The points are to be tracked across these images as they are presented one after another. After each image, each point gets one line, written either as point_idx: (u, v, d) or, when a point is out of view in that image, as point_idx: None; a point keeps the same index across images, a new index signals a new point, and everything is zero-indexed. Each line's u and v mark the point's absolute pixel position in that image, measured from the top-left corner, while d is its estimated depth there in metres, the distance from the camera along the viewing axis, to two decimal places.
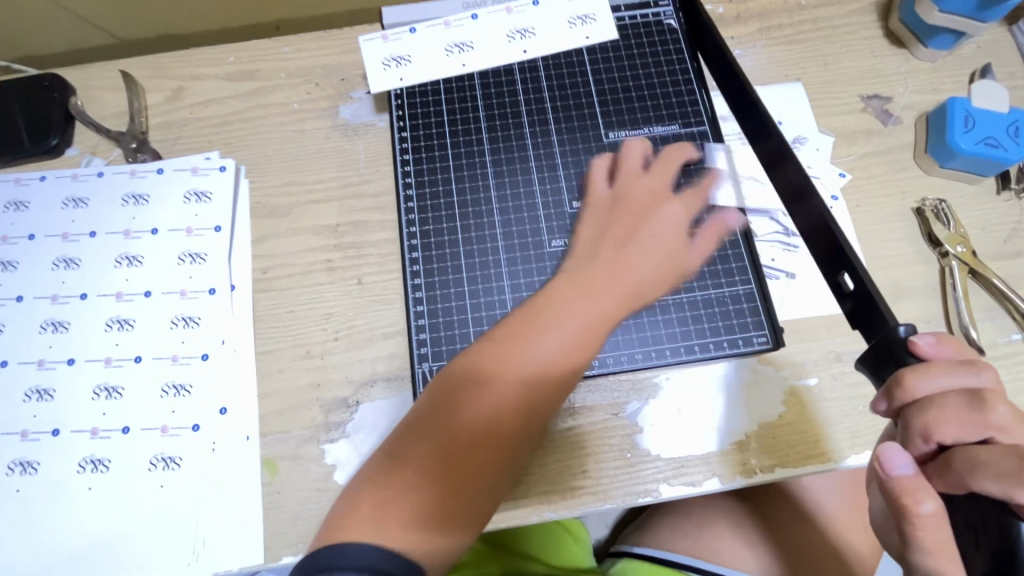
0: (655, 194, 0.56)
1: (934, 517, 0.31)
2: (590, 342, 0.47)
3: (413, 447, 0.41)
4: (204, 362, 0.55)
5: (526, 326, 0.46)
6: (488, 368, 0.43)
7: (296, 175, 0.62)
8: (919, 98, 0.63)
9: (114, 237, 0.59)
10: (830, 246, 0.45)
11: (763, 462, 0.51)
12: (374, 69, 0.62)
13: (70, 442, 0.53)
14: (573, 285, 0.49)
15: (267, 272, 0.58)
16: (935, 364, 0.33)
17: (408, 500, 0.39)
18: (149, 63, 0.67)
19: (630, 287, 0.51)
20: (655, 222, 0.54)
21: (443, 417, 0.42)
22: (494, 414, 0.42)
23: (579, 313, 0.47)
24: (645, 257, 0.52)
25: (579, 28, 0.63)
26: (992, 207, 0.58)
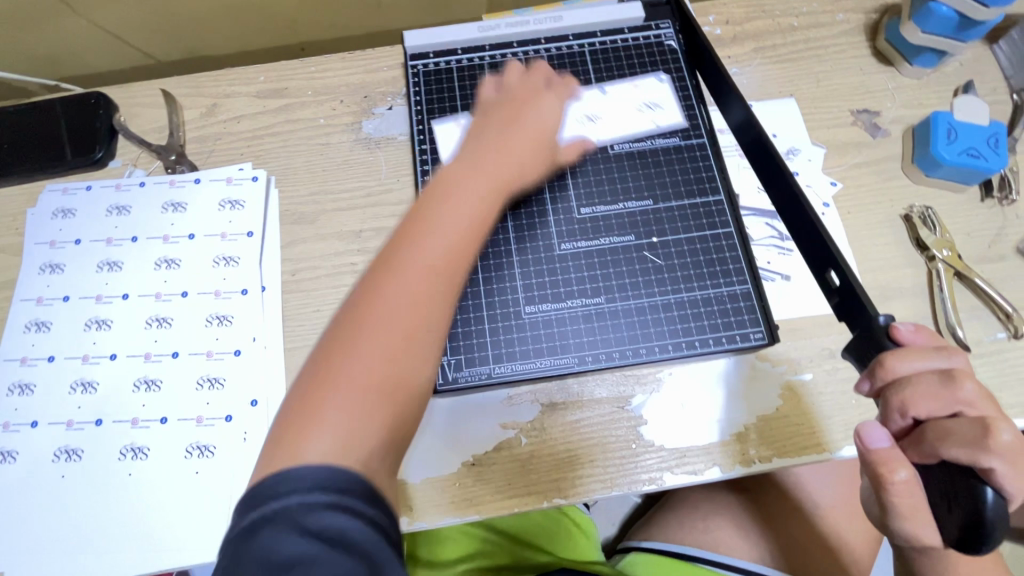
0: (534, 90, 0.57)
1: (907, 483, 0.35)
2: (484, 218, 0.45)
3: (328, 361, 0.38)
4: (237, 358, 0.59)
5: (410, 225, 0.43)
6: (383, 274, 0.41)
7: (323, 185, 0.67)
8: (906, 112, 0.67)
9: (154, 242, 0.64)
10: (817, 245, 0.48)
11: (762, 452, 0.54)
12: (448, 151, 0.65)
13: (112, 431, 0.57)
14: (459, 171, 0.47)
15: (295, 275, 0.63)
16: (913, 348, 0.36)
17: (339, 415, 0.37)
18: (186, 82, 0.72)
19: (514, 168, 0.50)
20: (537, 112, 0.55)
21: (351, 325, 0.40)
22: (403, 316, 0.40)
23: (462, 196, 0.45)
24: (524, 142, 0.52)
25: (647, 115, 0.65)
26: (976, 214, 0.62)
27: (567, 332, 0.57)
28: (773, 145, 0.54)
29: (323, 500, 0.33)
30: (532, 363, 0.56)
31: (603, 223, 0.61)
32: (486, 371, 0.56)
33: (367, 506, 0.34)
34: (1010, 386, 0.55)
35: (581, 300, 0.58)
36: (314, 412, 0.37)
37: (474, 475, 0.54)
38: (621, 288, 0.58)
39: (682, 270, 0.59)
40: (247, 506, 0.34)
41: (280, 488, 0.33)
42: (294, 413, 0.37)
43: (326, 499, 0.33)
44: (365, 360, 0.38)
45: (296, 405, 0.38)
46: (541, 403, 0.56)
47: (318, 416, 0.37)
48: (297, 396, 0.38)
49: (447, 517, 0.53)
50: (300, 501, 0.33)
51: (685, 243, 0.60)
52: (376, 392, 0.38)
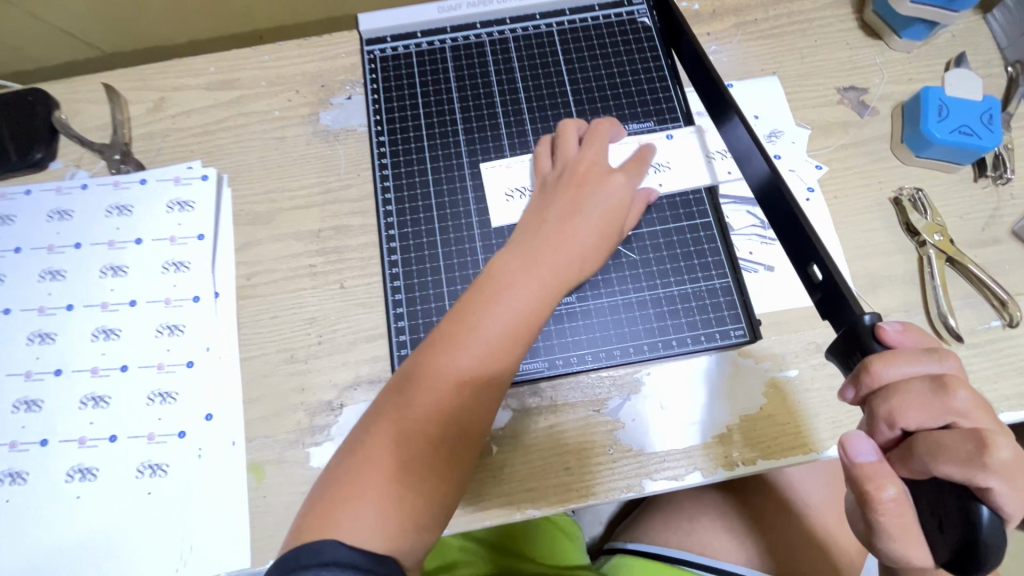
0: (601, 166, 0.52)
1: (895, 501, 0.32)
2: (530, 326, 0.45)
3: (374, 438, 0.40)
4: (189, 370, 0.56)
5: (463, 321, 0.44)
6: (431, 370, 0.42)
7: (278, 181, 0.63)
8: (895, 88, 0.63)
9: (99, 248, 0.60)
10: (796, 234, 0.45)
11: (746, 454, 0.51)
12: (510, 212, 0.58)
13: (58, 452, 0.54)
14: (513, 266, 0.46)
15: (250, 278, 0.59)
16: (900, 352, 0.33)
17: (364, 510, 0.38)
18: (130, 75, 0.68)
19: (566, 265, 0.48)
20: (598, 195, 0.50)
21: (399, 412, 0.41)
22: (443, 414, 0.41)
23: (513, 300, 0.44)
24: (579, 237, 0.49)
25: (721, 162, 0.58)
26: (969, 194, 0.59)
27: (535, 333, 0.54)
28: (752, 129, 0.50)
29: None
30: None
31: None
32: None
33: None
34: (1005, 377, 0.52)
35: None
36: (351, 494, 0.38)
37: None
38: (593, 286, 0.55)
39: (658, 265, 0.56)
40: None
41: (306, 560, 0.34)
42: (331, 490, 0.39)
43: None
44: (405, 451, 0.40)
45: (336, 474, 0.40)
46: (513, 409, 0.53)
47: (355, 498, 0.38)
48: (338, 470, 0.40)
49: None
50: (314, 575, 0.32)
51: (660, 236, 0.57)
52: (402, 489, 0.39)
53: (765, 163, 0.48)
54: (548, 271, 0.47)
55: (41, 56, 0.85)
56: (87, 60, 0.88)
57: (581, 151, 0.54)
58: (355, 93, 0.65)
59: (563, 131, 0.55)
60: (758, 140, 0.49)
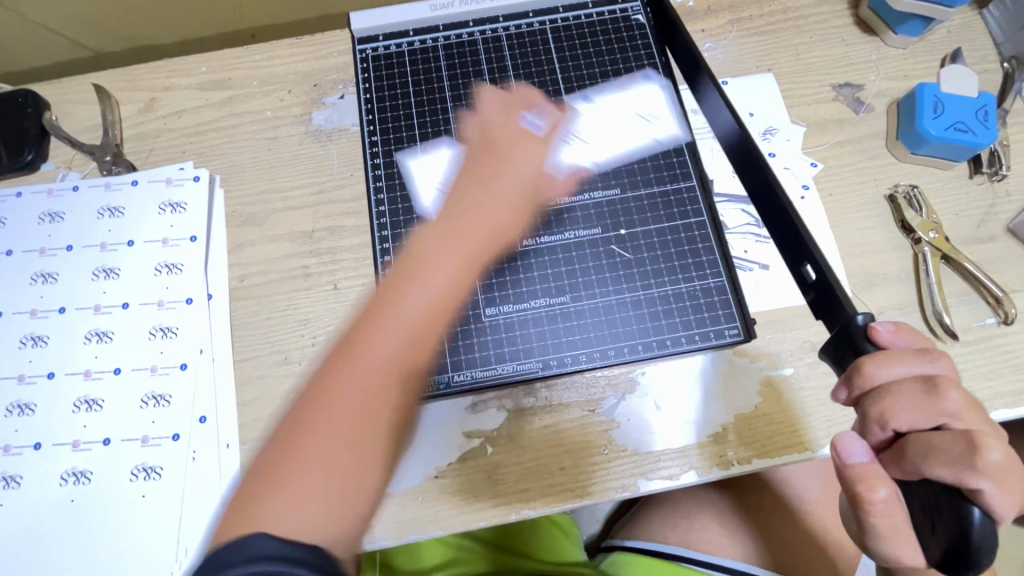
0: (514, 129, 0.49)
1: (887, 503, 0.32)
2: (452, 303, 0.40)
3: (283, 448, 0.36)
4: (183, 372, 0.56)
5: (375, 306, 0.39)
6: (340, 371, 0.37)
7: (271, 182, 0.62)
8: (890, 85, 0.63)
9: (91, 251, 0.59)
10: (789, 233, 0.45)
11: (741, 453, 0.51)
12: (425, 185, 0.59)
13: (52, 455, 0.54)
14: (429, 241, 0.41)
15: (243, 280, 0.59)
16: (891, 353, 0.33)
17: (283, 518, 0.33)
18: (120, 75, 0.67)
19: (489, 231, 0.43)
20: (513, 159, 0.46)
21: (306, 417, 0.37)
22: (355, 415, 0.36)
23: (429, 278, 0.40)
24: (500, 201, 0.44)
25: (643, 125, 0.59)
26: (965, 191, 0.58)
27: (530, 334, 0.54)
28: (743, 124, 0.50)
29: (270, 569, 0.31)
30: (494, 369, 0.53)
31: (567, 214, 0.57)
32: (445, 380, 0.53)
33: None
34: (1000, 374, 0.52)
35: (545, 299, 0.55)
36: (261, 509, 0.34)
37: (439, 488, 0.51)
38: (587, 285, 0.55)
39: (652, 264, 0.56)
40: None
41: (230, 558, 0.31)
42: (246, 493, 0.35)
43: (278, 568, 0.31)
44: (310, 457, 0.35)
45: (248, 492, 0.35)
46: (507, 409, 0.53)
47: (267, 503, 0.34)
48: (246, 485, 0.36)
49: (410, 533, 0.50)
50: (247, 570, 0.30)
51: (655, 235, 0.56)
52: (320, 502, 0.34)
53: (758, 161, 0.47)
54: (469, 240, 0.42)
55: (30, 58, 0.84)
56: (77, 60, 0.87)
57: (497, 116, 0.51)
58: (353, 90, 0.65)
59: (485, 103, 0.53)
60: (751, 139, 0.49)
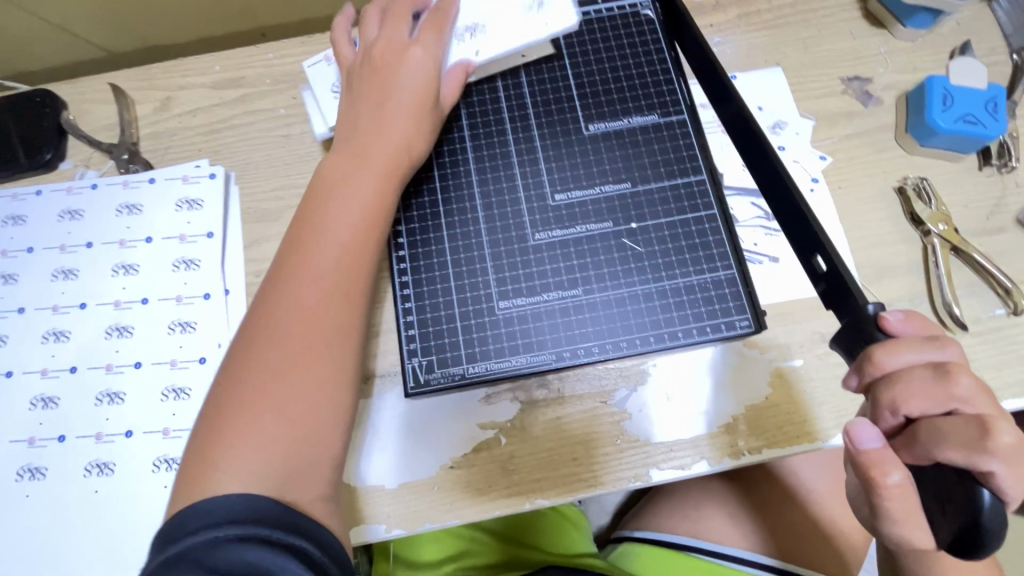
0: (396, 42, 0.55)
1: (901, 487, 0.32)
2: (378, 216, 0.49)
3: (235, 376, 0.43)
4: (202, 366, 0.57)
5: (300, 236, 0.47)
6: (274, 295, 0.45)
7: (286, 179, 0.63)
8: (899, 78, 0.63)
9: (109, 247, 0.60)
10: (800, 226, 0.45)
11: (751, 443, 0.52)
12: (326, 82, 0.62)
13: (76, 447, 0.55)
14: (336, 174, 0.50)
15: (260, 276, 0.60)
16: (903, 341, 0.34)
17: (246, 451, 0.40)
18: (136, 75, 0.68)
19: (393, 149, 0.52)
20: (402, 72, 0.54)
21: (249, 335, 0.45)
22: (298, 312, 0.44)
23: (346, 201, 0.48)
24: (398, 112, 0.53)
25: (537, 17, 0.58)
26: (974, 183, 0.59)
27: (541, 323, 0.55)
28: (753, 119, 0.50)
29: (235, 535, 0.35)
30: (508, 362, 0.54)
31: (578, 209, 0.58)
32: (460, 372, 0.54)
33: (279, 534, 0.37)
34: (1010, 364, 0.53)
35: (557, 291, 0.55)
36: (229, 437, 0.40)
37: (453, 478, 0.52)
38: (599, 278, 0.56)
39: (664, 257, 0.56)
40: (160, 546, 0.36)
41: (192, 525, 0.36)
42: (203, 437, 0.41)
43: (239, 533, 0.36)
44: (261, 359, 0.43)
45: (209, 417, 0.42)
46: (521, 401, 0.54)
47: (233, 437, 0.40)
48: (207, 413, 0.42)
49: (426, 522, 0.51)
50: (210, 537, 0.35)
51: (666, 228, 0.57)
52: (285, 423, 0.42)
53: (769, 157, 0.48)
54: (375, 166, 0.51)
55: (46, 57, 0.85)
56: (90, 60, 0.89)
57: (379, 32, 0.56)
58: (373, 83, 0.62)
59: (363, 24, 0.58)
60: (763, 135, 0.49)
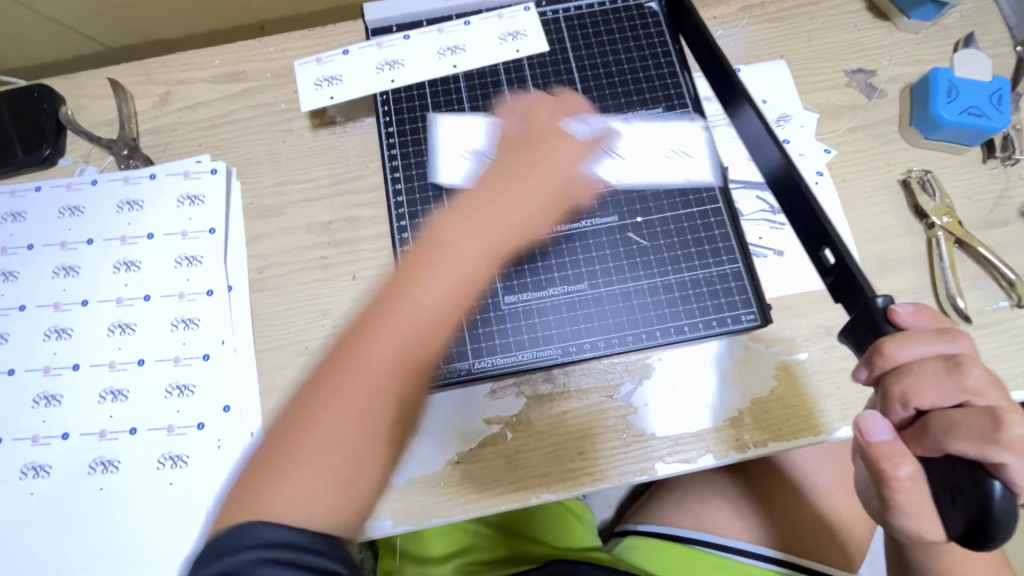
0: (549, 128, 0.49)
1: (912, 479, 0.32)
2: (469, 297, 0.42)
3: (284, 429, 0.38)
4: (205, 362, 0.56)
5: (396, 294, 0.41)
6: (355, 352, 0.39)
7: (288, 174, 0.63)
8: (903, 70, 0.63)
9: (111, 244, 0.60)
10: (810, 223, 0.45)
11: (757, 437, 0.52)
12: (366, 72, 0.62)
13: (80, 445, 0.55)
14: (448, 234, 0.43)
15: (263, 271, 0.59)
16: (914, 333, 0.34)
17: (280, 500, 0.36)
18: (135, 69, 0.67)
19: (513, 227, 0.45)
20: (545, 158, 0.47)
21: (310, 407, 0.38)
22: (371, 391, 0.38)
23: (448, 271, 0.42)
24: (527, 193, 0.46)
25: (510, 44, 0.63)
26: (978, 176, 0.59)
27: (558, 327, 0.55)
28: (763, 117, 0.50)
29: (270, 555, 0.34)
30: (514, 357, 0.54)
31: None
32: (466, 367, 0.54)
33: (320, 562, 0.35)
34: (1013, 356, 0.53)
35: (563, 286, 0.55)
36: (267, 488, 0.37)
37: (460, 473, 0.52)
38: (605, 273, 0.56)
39: (669, 251, 0.56)
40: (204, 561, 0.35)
41: (230, 545, 0.35)
42: (248, 482, 0.38)
43: (276, 555, 0.34)
44: (319, 434, 0.38)
45: (254, 470, 0.38)
46: (526, 396, 0.54)
47: (270, 490, 0.36)
48: (255, 465, 0.38)
49: (433, 517, 0.51)
50: (252, 555, 0.34)
51: (671, 223, 0.57)
52: (329, 493, 0.37)
53: (778, 151, 0.48)
54: (488, 241, 0.43)
55: (43, 52, 0.85)
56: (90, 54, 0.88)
57: (547, 117, 0.50)
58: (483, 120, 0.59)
59: (530, 100, 0.52)
60: (772, 129, 0.49)
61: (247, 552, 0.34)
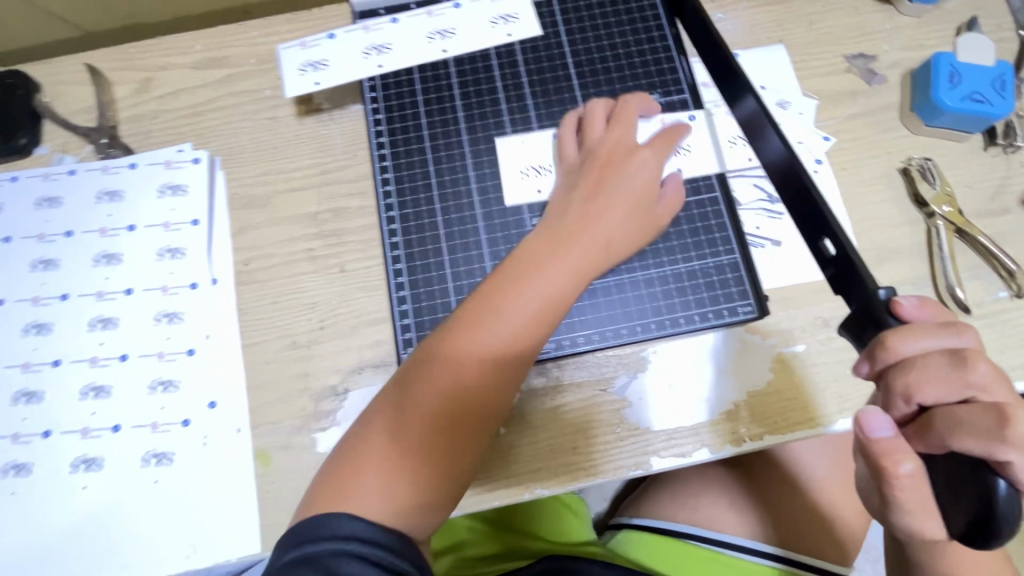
0: (622, 145, 0.52)
1: (912, 477, 0.32)
2: (554, 315, 0.46)
3: (382, 415, 0.44)
4: (190, 358, 0.55)
5: (488, 306, 0.45)
6: (444, 357, 0.44)
7: (273, 163, 0.61)
8: (905, 55, 0.61)
9: (91, 236, 0.58)
10: (805, 203, 0.44)
11: (753, 430, 0.51)
12: (353, 58, 0.59)
13: (62, 443, 0.53)
14: (535, 252, 0.48)
15: (248, 264, 0.58)
16: (916, 326, 0.33)
17: (372, 484, 0.41)
18: (113, 54, 0.65)
19: (597, 246, 0.48)
20: (624, 176, 0.51)
21: (405, 397, 0.44)
22: (463, 399, 0.44)
23: (539, 286, 0.46)
24: (615, 212, 0.49)
25: (502, 28, 0.60)
26: (980, 163, 0.58)
27: (573, 324, 0.53)
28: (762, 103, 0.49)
29: (351, 550, 0.37)
30: None
31: None
32: None
33: (396, 559, 0.38)
34: (1012, 347, 0.52)
35: None
36: (363, 469, 0.42)
37: None
38: None
39: (665, 242, 0.55)
40: (292, 542, 0.39)
41: (319, 532, 0.38)
42: (338, 466, 0.43)
43: (355, 550, 0.37)
44: (418, 425, 0.43)
45: (349, 449, 0.43)
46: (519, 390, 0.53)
47: (362, 475, 0.42)
48: (348, 448, 0.44)
49: None
50: (333, 547, 0.37)
51: None
52: (408, 482, 0.42)
53: (778, 139, 0.47)
54: (571, 261, 0.47)
55: (20, 37, 0.82)
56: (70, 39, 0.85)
57: (605, 131, 0.53)
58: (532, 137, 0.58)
59: (589, 111, 0.55)
60: (766, 108, 0.48)
61: (326, 542, 0.38)
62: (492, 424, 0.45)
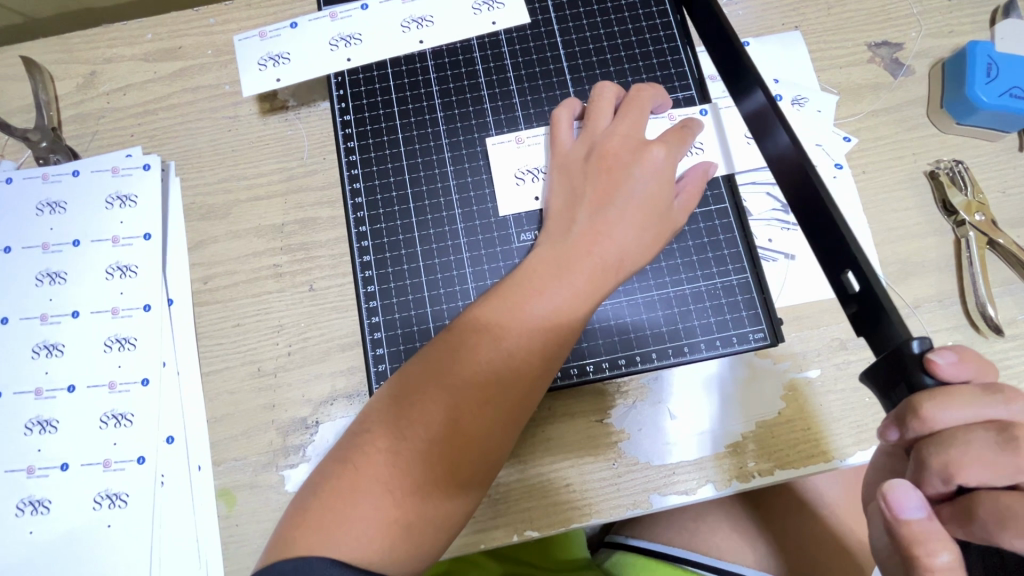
0: (632, 140, 0.45)
1: (952, 569, 0.30)
2: (561, 341, 0.41)
3: (363, 446, 0.38)
4: (145, 388, 0.50)
5: (488, 325, 0.40)
6: (434, 383, 0.39)
7: (234, 168, 0.55)
8: (933, 43, 0.55)
9: (31, 253, 0.52)
10: (818, 215, 0.39)
11: (763, 464, 0.47)
12: (317, 51, 0.53)
13: (5, 483, 0.48)
14: (541, 265, 0.42)
15: (207, 282, 0.52)
16: (953, 392, 0.31)
17: (351, 525, 0.36)
18: (54, 44, 0.58)
19: (609, 261, 0.42)
20: (636, 174, 0.44)
21: (390, 428, 0.38)
22: (457, 436, 0.38)
23: (543, 307, 0.40)
24: (630, 220, 0.43)
25: (485, 15, 0.54)
26: (1015, 165, 0.52)
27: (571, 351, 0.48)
28: (772, 94, 0.43)
29: None
30: None
31: None
32: None
33: None
34: None
35: None
36: (340, 508, 0.36)
37: None
38: None
39: (668, 260, 0.50)
40: None
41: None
42: (314, 503, 0.37)
43: None
44: (403, 459, 0.37)
45: (323, 483, 0.38)
46: None
47: (339, 513, 0.36)
48: (323, 480, 0.38)
49: None
50: None
51: None
52: (392, 525, 0.36)
53: (787, 136, 0.41)
54: (580, 278, 0.41)
55: None
56: (15, 26, 0.80)
57: (613, 123, 0.47)
58: (524, 136, 0.52)
59: (597, 100, 0.48)
60: (775, 102, 0.42)
61: None
62: (492, 465, 0.40)
